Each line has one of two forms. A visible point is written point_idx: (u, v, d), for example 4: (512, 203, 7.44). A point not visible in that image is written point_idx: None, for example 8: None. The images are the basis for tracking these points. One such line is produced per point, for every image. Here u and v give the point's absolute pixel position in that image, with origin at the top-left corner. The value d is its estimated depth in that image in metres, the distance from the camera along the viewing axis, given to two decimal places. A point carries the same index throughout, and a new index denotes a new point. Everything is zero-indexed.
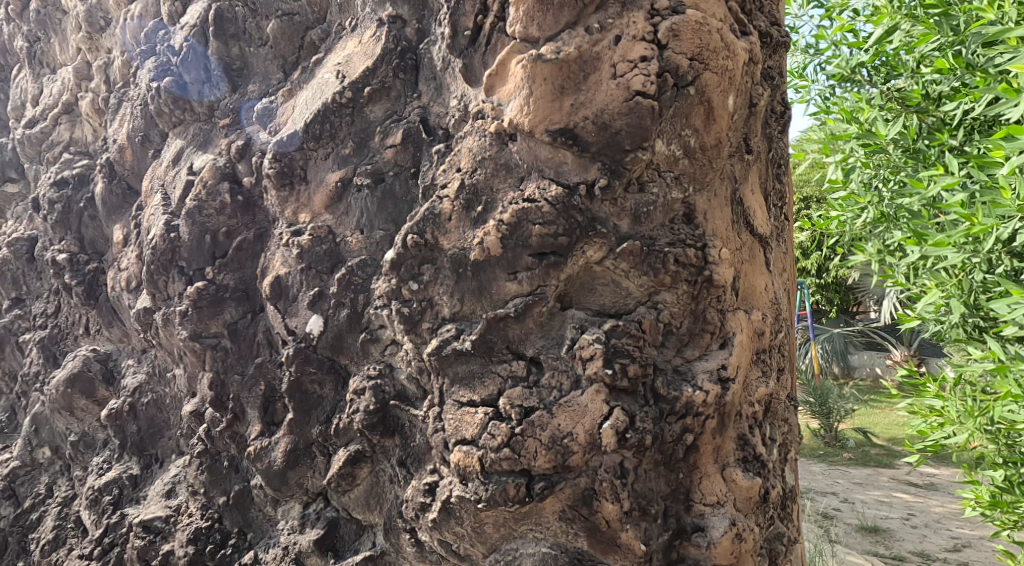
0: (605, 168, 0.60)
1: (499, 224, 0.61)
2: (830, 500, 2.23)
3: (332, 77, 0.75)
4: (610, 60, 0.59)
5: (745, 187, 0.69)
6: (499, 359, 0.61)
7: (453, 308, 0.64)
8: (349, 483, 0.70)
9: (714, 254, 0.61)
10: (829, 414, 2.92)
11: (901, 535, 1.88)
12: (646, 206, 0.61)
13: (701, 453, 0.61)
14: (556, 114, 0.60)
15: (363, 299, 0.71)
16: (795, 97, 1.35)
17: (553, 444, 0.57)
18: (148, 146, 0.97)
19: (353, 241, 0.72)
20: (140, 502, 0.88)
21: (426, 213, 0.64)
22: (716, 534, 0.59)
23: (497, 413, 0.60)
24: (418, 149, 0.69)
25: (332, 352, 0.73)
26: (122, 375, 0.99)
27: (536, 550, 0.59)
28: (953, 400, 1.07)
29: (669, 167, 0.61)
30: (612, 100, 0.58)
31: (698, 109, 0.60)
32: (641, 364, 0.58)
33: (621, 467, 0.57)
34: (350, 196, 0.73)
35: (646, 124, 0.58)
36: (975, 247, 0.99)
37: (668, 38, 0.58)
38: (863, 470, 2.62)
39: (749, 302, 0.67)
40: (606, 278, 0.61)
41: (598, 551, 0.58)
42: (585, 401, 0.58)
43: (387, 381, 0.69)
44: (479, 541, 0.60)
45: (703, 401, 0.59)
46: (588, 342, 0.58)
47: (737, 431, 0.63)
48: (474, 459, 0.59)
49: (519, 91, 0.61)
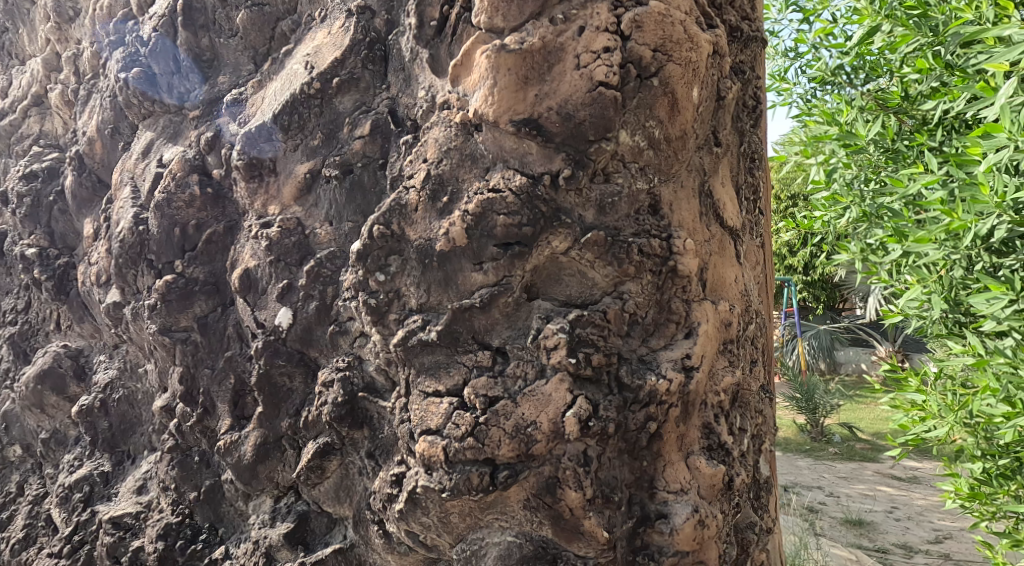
0: (570, 158, 0.60)
1: (464, 215, 0.61)
2: (815, 494, 2.26)
3: (301, 68, 0.75)
4: (574, 51, 0.59)
5: (715, 179, 0.69)
6: (465, 350, 0.62)
7: (420, 299, 0.64)
8: (318, 476, 0.70)
9: (678, 245, 0.62)
10: (815, 409, 2.96)
11: (884, 528, 1.91)
12: (611, 196, 0.61)
13: (665, 441, 0.61)
14: (521, 104, 0.60)
15: (332, 292, 0.71)
16: (776, 99, 1.36)
17: (517, 432, 0.58)
18: (118, 139, 0.96)
19: (322, 233, 0.72)
20: (111, 499, 0.88)
21: (392, 204, 0.65)
22: (679, 521, 0.59)
23: (462, 403, 0.60)
24: (387, 140, 0.69)
25: (301, 345, 0.73)
26: (93, 371, 0.98)
27: (502, 539, 0.60)
28: (934, 395, 1.08)
29: (634, 159, 0.61)
30: (575, 91, 0.59)
31: (662, 101, 0.60)
32: (605, 353, 0.59)
33: (585, 455, 0.58)
34: (320, 187, 0.73)
35: (609, 114, 0.59)
36: (955, 242, 0.98)
37: (630, 29, 0.59)
38: (847, 464, 2.65)
39: (718, 294, 0.67)
40: (572, 269, 0.62)
41: (562, 539, 0.58)
42: (549, 391, 0.58)
43: (355, 373, 0.69)
44: (445, 531, 0.61)
45: (667, 389, 0.59)
46: (553, 331, 0.59)
47: (702, 420, 0.64)
48: (438, 448, 0.59)
49: (483, 81, 0.60)
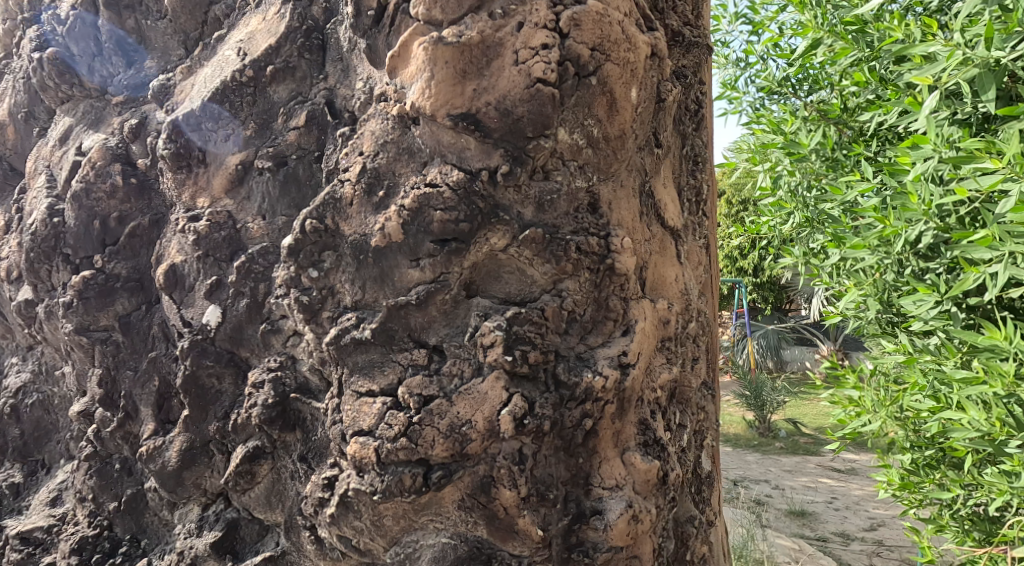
0: (507, 155, 0.60)
1: (400, 210, 0.60)
2: (761, 487, 2.32)
3: (233, 54, 0.73)
4: (512, 47, 0.59)
5: (656, 180, 0.70)
6: (400, 348, 0.60)
7: (355, 296, 0.62)
8: (248, 482, 0.67)
9: (616, 243, 0.62)
10: (762, 406, 3.05)
11: (824, 518, 1.98)
12: (549, 194, 0.61)
13: (600, 438, 0.61)
14: (458, 99, 0.59)
15: (263, 289, 0.69)
16: (726, 106, 1.40)
17: (450, 432, 0.57)
18: (32, 124, 0.93)
19: (254, 227, 0.70)
20: (20, 513, 0.83)
21: (326, 198, 0.63)
22: (612, 517, 0.60)
23: (396, 403, 0.59)
24: (323, 132, 0.68)
25: (231, 345, 0.70)
26: (4, 373, 0.93)
27: (436, 541, 0.59)
28: (868, 390, 1.11)
29: (572, 157, 0.61)
30: (512, 87, 0.58)
31: (600, 100, 0.61)
32: (542, 351, 0.59)
33: (519, 454, 0.58)
34: (252, 179, 0.71)
35: (547, 112, 0.58)
36: (887, 247, 1.02)
37: (568, 27, 0.58)
38: (792, 458, 2.73)
39: (657, 292, 0.68)
40: (512, 266, 0.61)
41: (496, 539, 0.58)
42: (484, 389, 0.58)
43: (288, 373, 0.67)
44: (378, 535, 0.59)
45: (603, 386, 0.59)
46: (489, 329, 0.58)
47: (638, 416, 0.64)
48: (369, 450, 0.58)
49: (420, 74, 0.60)
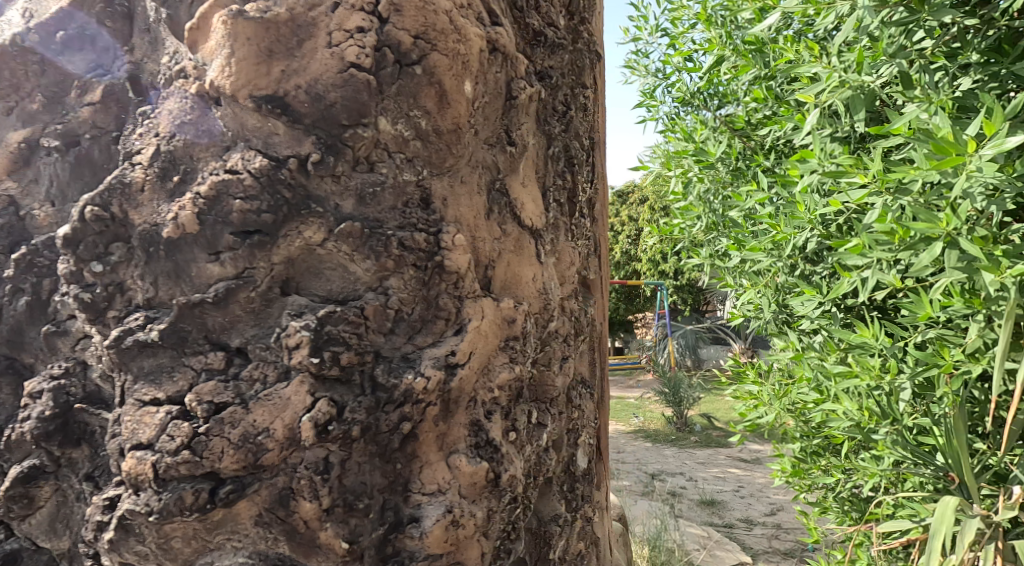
0: (320, 142, 0.63)
1: (195, 198, 0.60)
2: (677, 478, 2.63)
3: (17, 17, 0.69)
4: (325, 27, 0.62)
5: (510, 177, 0.76)
6: (193, 351, 0.60)
7: (146, 295, 0.60)
8: (25, 507, 0.61)
9: (447, 240, 0.66)
10: (681, 401, 3.41)
11: (733, 504, 2.29)
12: (372, 186, 0.65)
13: (420, 442, 0.64)
14: (263, 79, 0.62)
15: (49, 285, 0.64)
16: (640, 121, 1.51)
17: (244, 441, 0.57)
18: None
19: (40, 215, 0.66)
20: None
21: (113, 182, 0.61)
22: (429, 523, 0.63)
23: (182, 411, 0.57)
24: (122, 110, 0.66)
25: (10, 349, 0.64)
26: None
27: (233, 561, 0.58)
28: (767, 386, 1.31)
29: (398, 148, 0.65)
30: (325, 69, 0.62)
31: (428, 90, 0.65)
32: (357, 352, 0.61)
33: (325, 461, 0.59)
34: (39, 160, 0.67)
35: (362, 98, 0.62)
36: (779, 250, 1.16)
37: (389, 12, 0.63)
38: (705, 450, 3.08)
39: (512, 291, 0.74)
40: (333, 262, 0.63)
41: (300, 554, 0.59)
42: (288, 394, 0.59)
43: (74, 382, 0.63)
44: (166, 559, 0.57)
45: (424, 388, 0.63)
46: (296, 329, 0.59)
47: (470, 417, 0.67)
48: (147, 465, 0.56)
49: (220, 50, 0.61)
